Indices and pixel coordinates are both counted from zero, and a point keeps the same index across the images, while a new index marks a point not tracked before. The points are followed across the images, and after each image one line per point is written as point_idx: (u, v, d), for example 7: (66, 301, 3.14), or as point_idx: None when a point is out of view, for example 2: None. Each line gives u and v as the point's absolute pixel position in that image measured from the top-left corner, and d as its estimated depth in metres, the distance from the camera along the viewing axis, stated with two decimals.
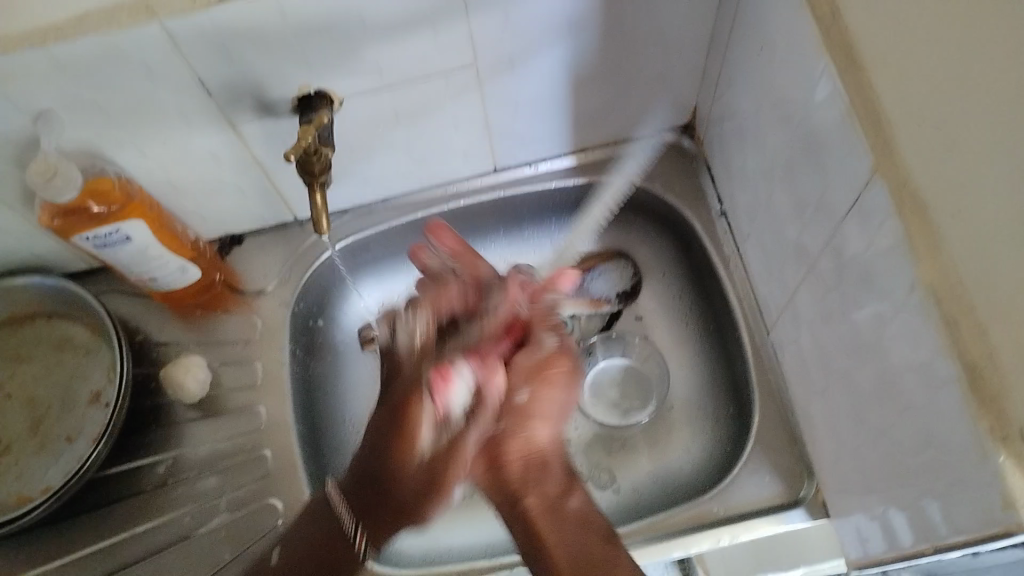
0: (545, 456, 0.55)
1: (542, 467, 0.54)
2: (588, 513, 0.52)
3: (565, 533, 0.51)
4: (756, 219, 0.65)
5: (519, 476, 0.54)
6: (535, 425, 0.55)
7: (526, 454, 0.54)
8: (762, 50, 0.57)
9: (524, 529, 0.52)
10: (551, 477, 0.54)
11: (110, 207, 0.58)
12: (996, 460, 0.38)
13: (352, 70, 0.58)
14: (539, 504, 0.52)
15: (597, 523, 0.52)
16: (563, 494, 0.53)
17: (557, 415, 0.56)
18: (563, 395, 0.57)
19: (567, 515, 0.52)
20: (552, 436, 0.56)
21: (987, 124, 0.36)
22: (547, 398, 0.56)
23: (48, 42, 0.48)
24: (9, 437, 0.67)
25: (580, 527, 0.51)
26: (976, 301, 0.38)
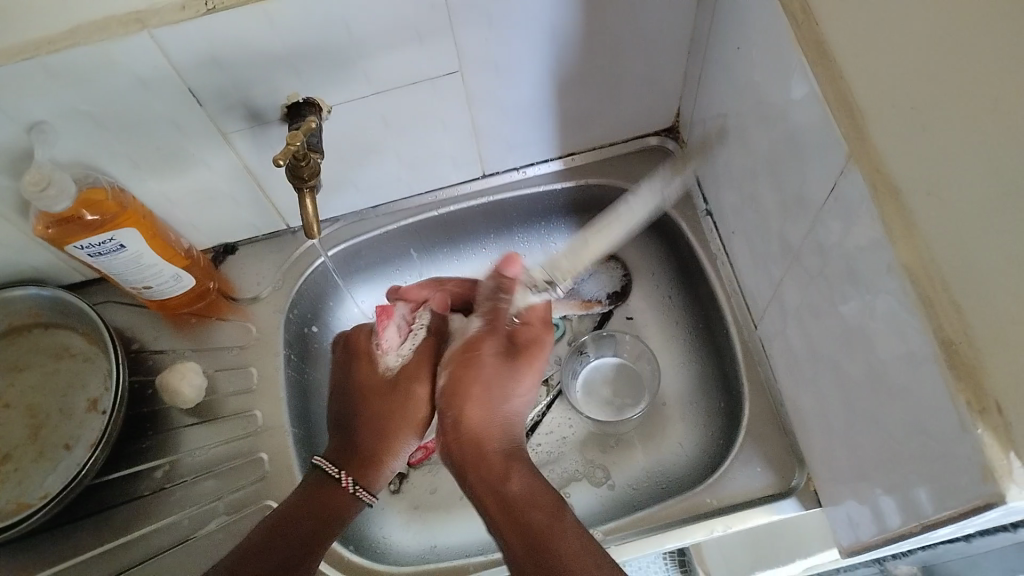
0: (486, 443, 0.58)
1: (481, 454, 0.57)
2: (530, 493, 0.55)
3: (512, 516, 0.54)
4: (740, 215, 0.66)
5: (460, 464, 0.57)
6: (466, 411, 0.59)
7: (467, 444, 0.58)
8: (740, 48, 0.58)
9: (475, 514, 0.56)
10: (491, 462, 0.57)
11: (104, 216, 0.59)
12: (975, 434, 0.39)
13: (340, 78, 0.59)
14: (481, 489, 0.56)
15: (542, 499, 0.55)
16: (505, 476, 0.56)
17: (487, 396, 0.59)
18: (490, 379, 0.60)
19: (512, 499, 0.55)
20: (487, 421, 0.59)
21: (955, 109, 0.37)
22: (473, 381, 0.60)
23: (40, 53, 0.50)
24: (8, 446, 0.67)
25: (522, 506, 0.54)
26: (950, 277, 0.39)
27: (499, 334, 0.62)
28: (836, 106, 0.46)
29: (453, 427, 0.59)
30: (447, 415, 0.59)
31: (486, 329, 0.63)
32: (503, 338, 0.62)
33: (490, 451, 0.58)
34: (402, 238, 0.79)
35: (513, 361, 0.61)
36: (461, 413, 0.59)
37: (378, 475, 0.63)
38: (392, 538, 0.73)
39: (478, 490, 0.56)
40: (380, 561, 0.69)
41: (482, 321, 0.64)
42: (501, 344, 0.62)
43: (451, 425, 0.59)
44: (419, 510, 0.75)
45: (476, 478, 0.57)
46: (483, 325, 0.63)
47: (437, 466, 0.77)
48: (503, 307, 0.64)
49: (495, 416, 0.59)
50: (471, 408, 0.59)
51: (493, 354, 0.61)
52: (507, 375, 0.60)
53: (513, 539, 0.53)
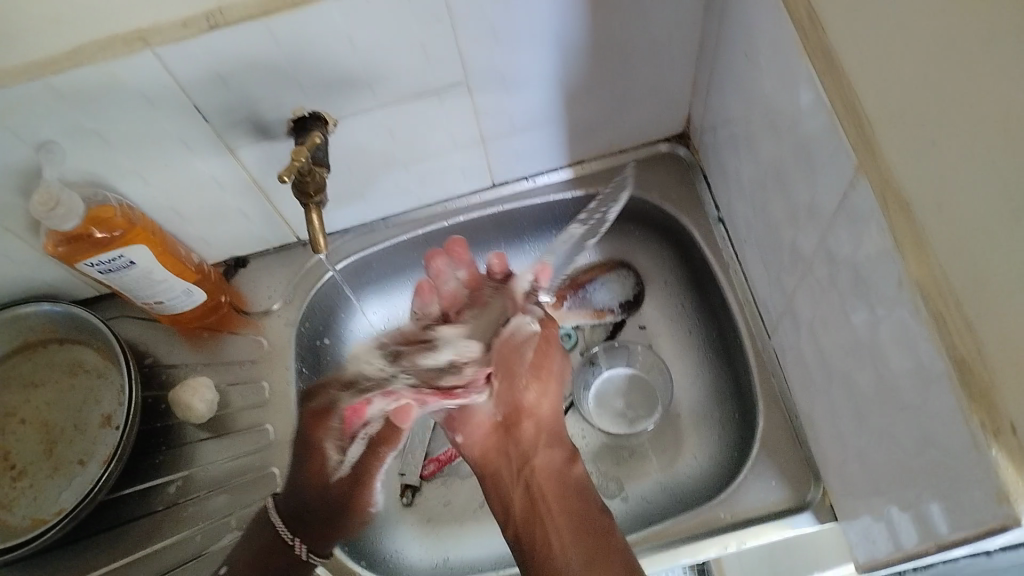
0: (554, 431, 0.67)
1: (545, 437, 0.67)
2: (584, 484, 0.64)
3: (566, 494, 0.63)
4: (752, 224, 0.65)
5: (530, 440, 0.66)
6: (540, 397, 0.68)
7: (540, 430, 0.67)
8: (748, 57, 0.57)
9: (526, 489, 0.64)
10: (556, 453, 0.66)
11: (113, 233, 0.60)
12: (989, 454, 0.38)
13: (346, 92, 0.59)
14: (542, 468, 0.65)
15: (591, 494, 0.63)
16: (567, 462, 0.65)
17: (557, 390, 0.69)
18: (559, 373, 0.69)
19: (570, 481, 0.64)
20: (552, 414, 0.68)
21: (964, 122, 0.36)
22: (552, 363, 0.69)
23: (46, 74, 0.50)
24: (24, 461, 0.68)
25: (576, 484, 0.64)
26: (961, 293, 0.38)
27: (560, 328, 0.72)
28: (843, 115, 0.45)
29: (526, 410, 0.67)
30: (521, 393, 0.68)
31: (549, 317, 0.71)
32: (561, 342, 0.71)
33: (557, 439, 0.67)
34: (413, 249, 0.78)
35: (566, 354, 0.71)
36: (533, 396, 0.68)
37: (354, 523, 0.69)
38: (405, 554, 0.72)
39: (540, 470, 0.65)
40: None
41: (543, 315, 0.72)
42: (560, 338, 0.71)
43: (523, 401, 0.68)
44: (431, 525, 0.74)
45: (539, 459, 0.65)
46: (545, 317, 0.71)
47: (449, 478, 0.76)
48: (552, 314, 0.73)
49: (558, 415, 0.68)
50: (543, 396, 0.68)
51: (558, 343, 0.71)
52: (567, 374, 0.71)
53: (562, 516, 0.62)
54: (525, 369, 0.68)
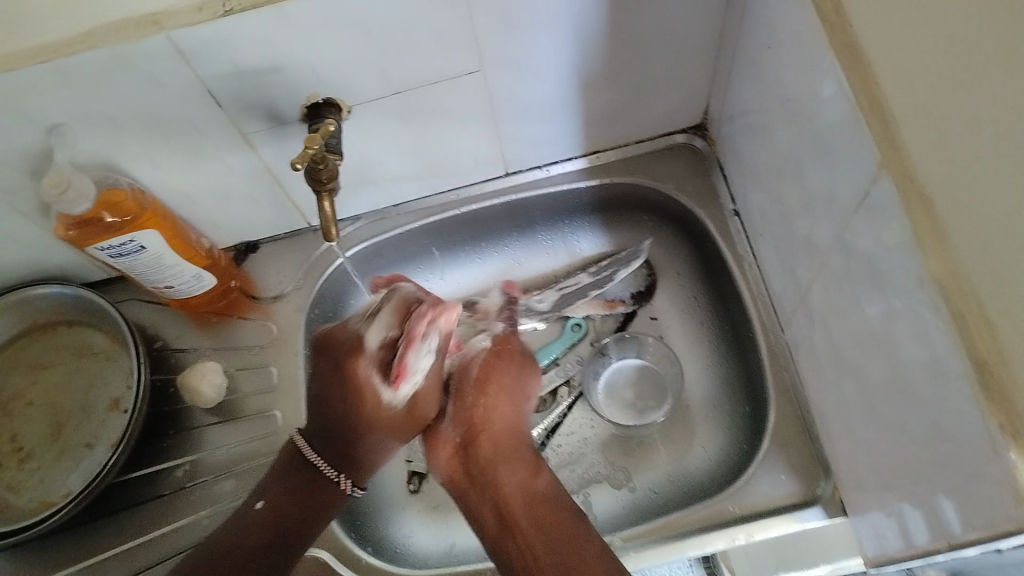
0: (511, 442, 0.64)
1: (504, 452, 0.64)
2: (555, 494, 0.61)
3: (536, 515, 0.59)
4: (767, 217, 0.65)
5: (488, 459, 0.63)
6: (491, 409, 0.66)
7: (496, 442, 0.64)
8: (768, 48, 0.56)
9: (494, 504, 0.61)
10: (523, 460, 0.63)
11: (123, 218, 0.59)
12: (1007, 458, 0.37)
13: (360, 78, 0.58)
14: (508, 488, 0.61)
15: (565, 502, 0.61)
16: (532, 478, 0.62)
17: (511, 402, 0.66)
18: (514, 382, 0.68)
19: (539, 502, 0.60)
20: (508, 425, 0.66)
21: (990, 122, 0.35)
22: (500, 377, 0.67)
23: (57, 57, 0.49)
24: (31, 443, 0.68)
25: (546, 503, 0.60)
26: (984, 295, 0.38)
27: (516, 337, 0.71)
28: (866, 110, 0.44)
29: (478, 422, 0.65)
30: (472, 407, 0.66)
31: (507, 330, 0.72)
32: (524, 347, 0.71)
33: (515, 452, 0.64)
34: (425, 238, 0.78)
35: (529, 363, 0.70)
36: (486, 410, 0.65)
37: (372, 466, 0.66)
38: (414, 541, 0.72)
39: (507, 489, 0.61)
40: (397, 562, 0.69)
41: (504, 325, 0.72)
42: (518, 348, 0.70)
43: (474, 416, 0.65)
44: (439, 511, 0.74)
45: (504, 474, 0.62)
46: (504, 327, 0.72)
47: None
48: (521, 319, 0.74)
49: (515, 427, 0.65)
50: (497, 405, 0.66)
51: (512, 354, 0.69)
52: (528, 379, 0.69)
53: (535, 533, 0.59)
54: (471, 385, 0.67)
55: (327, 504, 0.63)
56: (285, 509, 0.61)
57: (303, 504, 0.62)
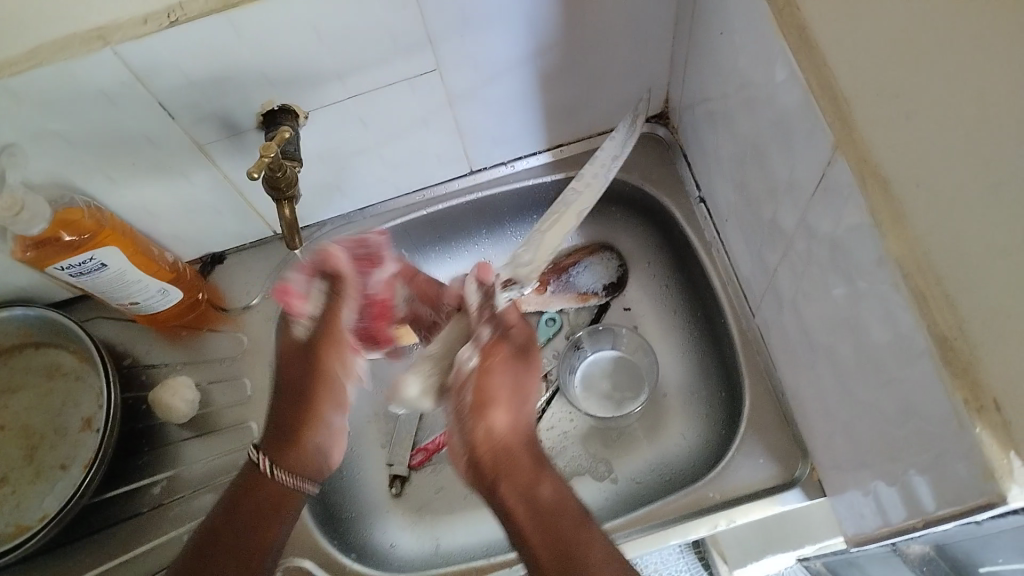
0: (516, 454, 0.57)
1: (513, 467, 0.56)
2: (561, 500, 0.55)
3: (540, 524, 0.53)
4: (732, 202, 0.65)
5: (490, 474, 0.56)
6: (490, 422, 0.57)
7: (496, 454, 0.57)
8: (723, 34, 0.56)
9: (504, 523, 0.55)
10: (522, 471, 0.56)
11: (81, 237, 0.58)
12: (973, 432, 0.37)
13: (315, 84, 0.57)
14: (512, 498, 0.55)
15: (573, 507, 0.55)
16: (535, 485, 0.56)
17: (511, 407, 0.59)
18: (513, 384, 0.59)
19: (543, 509, 0.54)
20: (514, 436, 0.58)
21: (940, 101, 0.35)
22: (497, 386, 0.59)
23: (2, 76, 0.49)
24: (4, 469, 0.67)
25: (553, 514, 0.54)
26: (942, 271, 0.38)
27: (507, 338, 0.61)
28: (819, 93, 0.44)
29: (480, 437, 0.57)
30: (469, 426, 0.58)
31: (494, 336, 0.61)
32: (513, 343, 0.61)
33: (519, 463, 0.57)
34: (393, 240, 0.78)
35: (524, 360, 0.61)
36: (487, 421, 0.58)
37: (296, 453, 0.62)
38: (398, 546, 0.72)
39: (509, 501, 0.55)
40: (379, 567, 0.68)
41: (488, 326, 0.62)
42: (513, 346, 0.61)
43: (471, 434, 0.58)
44: (422, 513, 0.74)
45: (505, 488, 0.56)
46: (491, 332, 0.61)
47: (439, 465, 0.76)
48: (491, 309, 0.63)
49: (518, 425, 0.59)
50: (499, 415, 0.58)
51: (503, 359, 0.60)
52: (523, 380, 0.60)
53: (540, 547, 0.52)
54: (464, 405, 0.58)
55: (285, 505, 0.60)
56: (244, 507, 0.58)
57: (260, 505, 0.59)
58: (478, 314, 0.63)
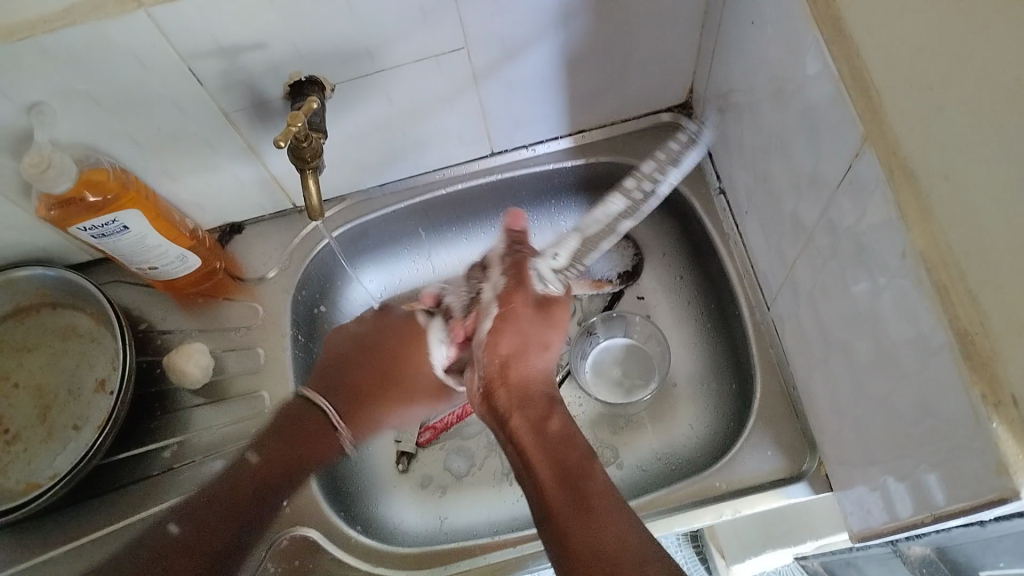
0: (533, 394, 0.62)
1: (527, 403, 0.61)
2: (568, 434, 0.59)
3: (546, 449, 0.57)
4: (753, 194, 0.65)
5: (507, 404, 0.62)
6: (512, 364, 0.63)
7: (515, 392, 0.62)
8: (754, 23, 0.56)
9: (513, 449, 0.59)
10: (536, 404, 0.61)
11: (105, 198, 0.59)
12: (989, 427, 0.37)
13: (343, 55, 0.57)
14: (521, 428, 0.59)
15: (576, 441, 0.58)
16: (544, 419, 0.60)
17: (533, 353, 0.65)
18: (533, 331, 0.65)
19: (549, 436, 0.58)
20: (535, 377, 0.64)
21: (974, 98, 0.35)
22: (514, 331, 0.64)
23: (35, 34, 0.49)
24: (17, 426, 0.67)
25: (559, 441, 0.58)
26: (967, 267, 0.38)
27: (526, 289, 0.66)
28: (851, 83, 0.44)
29: (504, 373, 0.63)
30: (496, 357, 0.64)
31: (513, 285, 0.66)
32: (531, 298, 0.66)
33: (533, 398, 0.62)
34: (410, 218, 0.78)
35: (544, 315, 0.66)
36: (505, 352, 0.64)
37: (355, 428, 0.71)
38: (403, 520, 0.73)
39: (520, 430, 0.59)
40: (384, 540, 0.69)
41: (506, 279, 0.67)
42: (529, 300, 0.66)
43: (502, 367, 0.63)
44: (427, 491, 0.74)
45: (520, 419, 0.60)
46: (507, 282, 0.67)
47: (447, 442, 0.77)
48: (523, 262, 0.68)
49: (541, 371, 0.64)
50: (515, 352, 0.64)
51: (517, 306, 0.65)
52: (546, 334, 0.66)
53: (547, 476, 0.55)
54: (486, 351, 0.64)
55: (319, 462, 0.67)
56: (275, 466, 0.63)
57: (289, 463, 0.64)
58: (501, 267, 0.68)
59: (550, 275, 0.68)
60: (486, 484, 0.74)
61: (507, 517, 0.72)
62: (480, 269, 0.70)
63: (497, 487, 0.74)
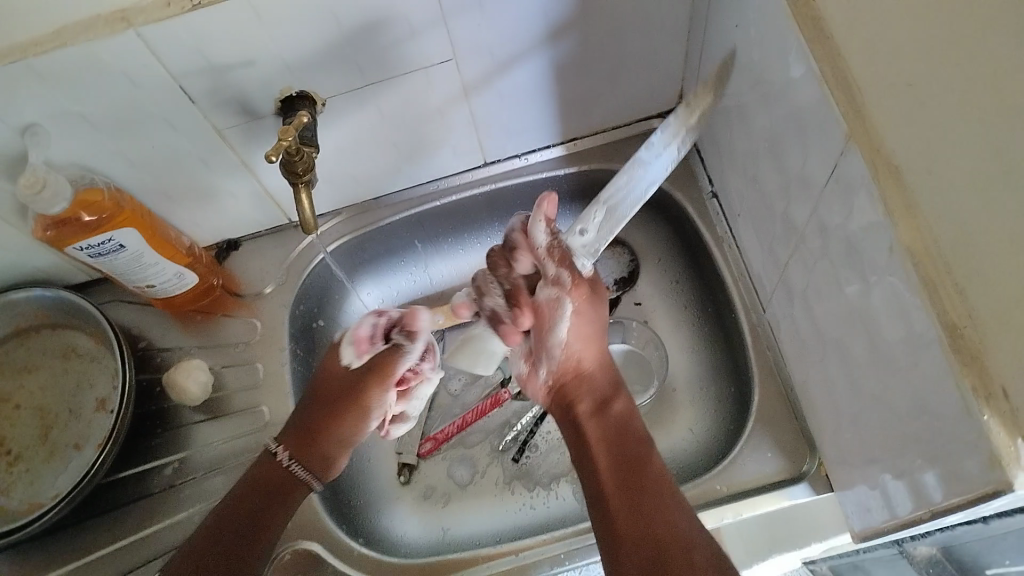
0: (598, 378, 0.62)
1: (590, 387, 0.61)
2: (629, 419, 0.59)
3: (606, 434, 0.58)
4: (745, 196, 0.65)
5: (572, 390, 0.62)
6: (580, 354, 0.62)
7: (581, 376, 0.62)
8: (738, 26, 0.56)
9: (573, 432, 0.60)
10: (599, 387, 0.61)
11: (101, 216, 0.59)
12: (981, 420, 0.37)
13: (333, 70, 0.58)
14: (584, 415, 0.60)
15: (636, 426, 0.59)
16: (607, 402, 0.60)
17: (596, 339, 0.63)
18: (597, 320, 0.63)
19: (610, 421, 0.59)
20: (597, 359, 0.62)
21: (955, 95, 0.36)
22: (583, 324, 0.62)
23: (27, 56, 0.49)
24: (19, 446, 0.68)
25: (620, 428, 0.59)
26: (953, 261, 0.38)
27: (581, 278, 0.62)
28: (833, 83, 0.45)
29: (569, 360, 0.62)
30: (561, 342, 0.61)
31: (574, 276, 0.61)
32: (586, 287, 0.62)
33: (597, 382, 0.62)
34: (405, 229, 0.78)
35: (597, 299, 0.63)
36: (574, 343, 0.62)
37: (309, 449, 0.64)
38: (407, 531, 0.73)
39: (583, 415, 0.60)
40: (389, 551, 0.69)
41: (557, 270, 0.61)
42: (588, 290, 0.62)
43: (566, 353, 0.62)
44: (430, 501, 0.74)
45: (582, 404, 0.61)
46: (567, 274, 0.61)
47: (449, 453, 0.77)
48: (558, 244, 0.62)
49: (604, 355, 0.63)
50: (584, 345, 0.62)
51: (584, 297, 0.62)
52: (600, 317, 0.63)
53: (607, 464, 0.57)
54: (559, 343, 0.61)
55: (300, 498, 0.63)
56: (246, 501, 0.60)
57: (263, 494, 0.61)
58: (545, 254, 0.61)
59: (585, 252, 0.64)
60: (490, 493, 0.74)
61: (512, 526, 0.72)
62: (505, 256, 0.63)
63: (501, 496, 0.74)
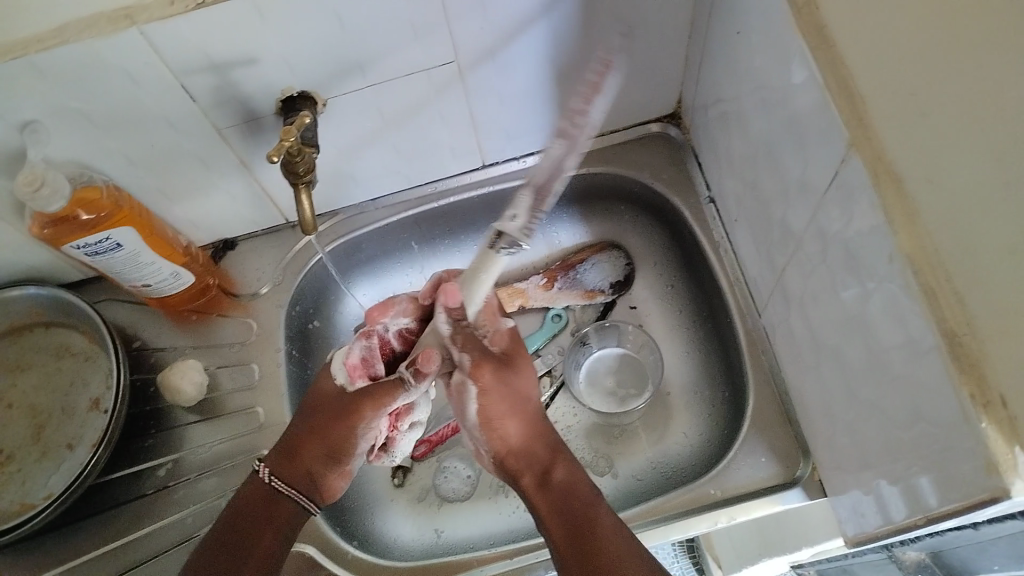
0: (535, 448, 0.60)
1: (530, 459, 0.60)
2: (571, 483, 0.58)
3: (552, 502, 0.57)
4: (742, 202, 0.66)
5: (514, 465, 0.60)
6: (504, 429, 0.60)
7: (517, 450, 0.60)
8: (739, 33, 0.57)
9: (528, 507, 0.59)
10: (537, 456, 0.60)
11: (99, 215, 0.59)
12: (979, 427, 0.38)
13: (335, 70, 0.58)
14: (529, 487, 0.59)
15: (583, 488, 0.58)
16: (546, 471, 0.59)
17: (517, 408, 0.61)
18: (517, 387, 0.61)
19: (552, 489, 0.58)
20: (529, 430, 0.61)
21: (959, 104, 0.36)
22: (495, 403, 0.60)
23: (29, 52, 0.49)
24: (12, 446, 0.67)
25: (563, 493, 0.57)
26: (953, 269, 0.38)
27: (487, 353, 0.60)
28: (836, 92, 0.45)
29: (496, 435, 0.61)
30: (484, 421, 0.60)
31: (475, 358, 0.59)
32: (495, 360, 0.60)
33: (536, 452, 0.60)
34: (402, 231, 0.79)
35: (510, 368, 0.61)
36: (494, 418, 0.60)
37: (297, 470, 0.59)
38: (400, 535, 0.72)
39: (529, 487, 0.59)
40: (382, 555, 0.69)
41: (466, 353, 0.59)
42: (495, 364, 0.60)
43: (494, 431, 0.61)
44: (424, 504, 0.74)
45: (526, 476, 0.59)
46: (471, 353, 0.59)
47: (443, 456, 0.77)
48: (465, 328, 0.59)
49: (536, 420, 0.61)
50: (507, 418, 0.60)
51: (490, 374, 0.59)
52: (521, 385, 0.61)
53: (558, 533, 0.55)
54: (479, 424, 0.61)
55: (286, 520, 0.58)
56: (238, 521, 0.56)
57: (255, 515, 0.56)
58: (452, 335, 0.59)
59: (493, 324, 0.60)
60: (486, 497, 0.74)
61: (504, 531, 0.72)
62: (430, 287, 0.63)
63: (496, 500, 0.74)
